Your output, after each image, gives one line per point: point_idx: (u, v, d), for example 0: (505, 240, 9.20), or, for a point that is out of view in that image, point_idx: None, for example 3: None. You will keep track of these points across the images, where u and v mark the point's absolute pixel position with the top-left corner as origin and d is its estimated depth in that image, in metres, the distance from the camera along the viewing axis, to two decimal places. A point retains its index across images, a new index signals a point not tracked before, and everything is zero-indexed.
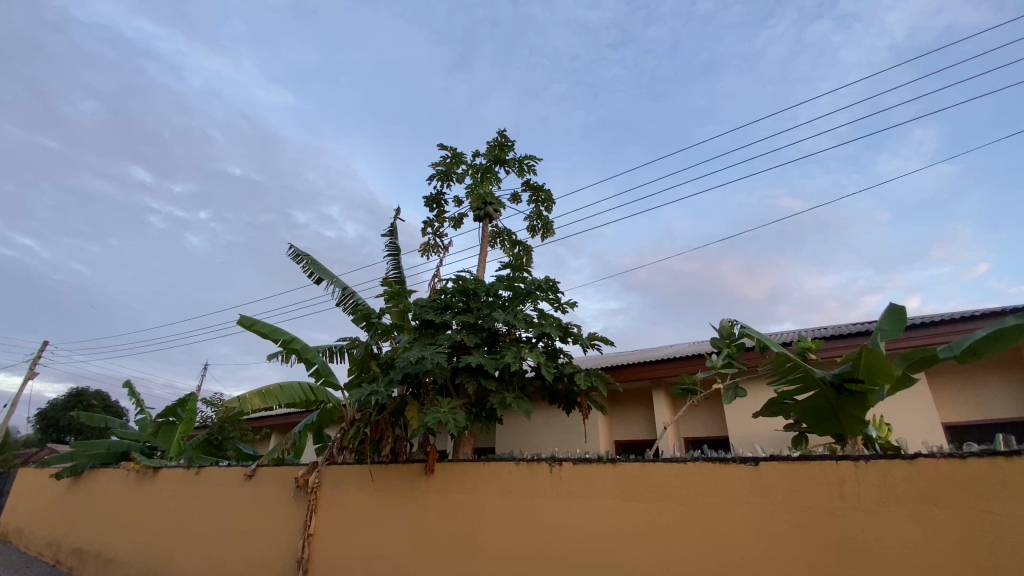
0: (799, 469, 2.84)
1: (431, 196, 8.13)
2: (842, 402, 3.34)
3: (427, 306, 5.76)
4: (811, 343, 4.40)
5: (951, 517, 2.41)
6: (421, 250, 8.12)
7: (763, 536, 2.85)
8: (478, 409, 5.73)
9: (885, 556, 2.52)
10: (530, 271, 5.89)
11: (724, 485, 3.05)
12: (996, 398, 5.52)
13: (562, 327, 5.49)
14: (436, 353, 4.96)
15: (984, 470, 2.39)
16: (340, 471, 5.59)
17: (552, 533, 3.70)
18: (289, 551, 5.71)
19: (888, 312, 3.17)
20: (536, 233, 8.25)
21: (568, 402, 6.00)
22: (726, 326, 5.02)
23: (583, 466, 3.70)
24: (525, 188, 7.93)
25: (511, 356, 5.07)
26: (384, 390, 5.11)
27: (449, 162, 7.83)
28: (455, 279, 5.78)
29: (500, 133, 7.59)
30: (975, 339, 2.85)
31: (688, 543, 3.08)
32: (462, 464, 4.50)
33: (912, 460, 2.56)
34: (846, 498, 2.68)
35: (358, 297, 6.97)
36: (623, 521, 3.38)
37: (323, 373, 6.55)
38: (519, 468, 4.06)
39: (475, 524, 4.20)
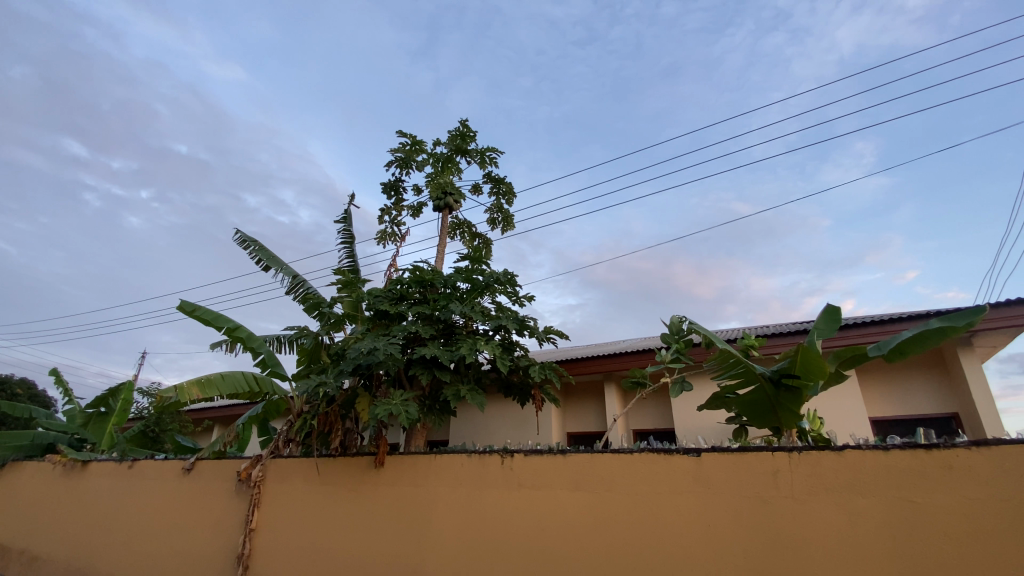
0: (738, 460, 2.97)
1: (389, 183, 7.92)
2: (779, 396, 3.51)
3: (382, 297, 5.63)
4: (754, 340, 4.59)
5: (872, 505, 2.59)
6: (378, 238, 7.91)
7: (703, 523, 2.96)
8: (432, 402, 5.66)
9: (814, 541, 2.66)
10: (488, 264, 5.85)
11: (668, 476, 3.14)
12: (917, 395, 5.97)
13: (518, 320, 5.50)
14: (389, 345, 4.85)
15: (905, 461, 2.57)
16: (286, 464, 5.39)
17: (502, 525, 3.70)
18: (231, 547, 5.47)
19: (825, 312, 3.34)
20: (496, 226, 8.20)
21: (522, 394, 6.01)
22: (676, 322, 5.16)
23: (534, 457, 3.72)
24: (486, 180, 7.86)
25: (467, 348, 5.03)
26: (333, 381, 4.95)
27: (408, 149, 7.65)
28: (411, 270, 5.66)
29: (462, 122, 7.49)
30: (902, 340, 3.06)
31: (633, 531, 3.16)
32: (413, 456, 4.42)
33: (841, 451, 2.72)
34: (780, 487, 2.81)
35: (309, 285, 6.73)
36: (571, 511, 3.42)
37: (270, 363, 6.28)
38: (471, 460, 4.03)
39: (425, 517, 4.15)
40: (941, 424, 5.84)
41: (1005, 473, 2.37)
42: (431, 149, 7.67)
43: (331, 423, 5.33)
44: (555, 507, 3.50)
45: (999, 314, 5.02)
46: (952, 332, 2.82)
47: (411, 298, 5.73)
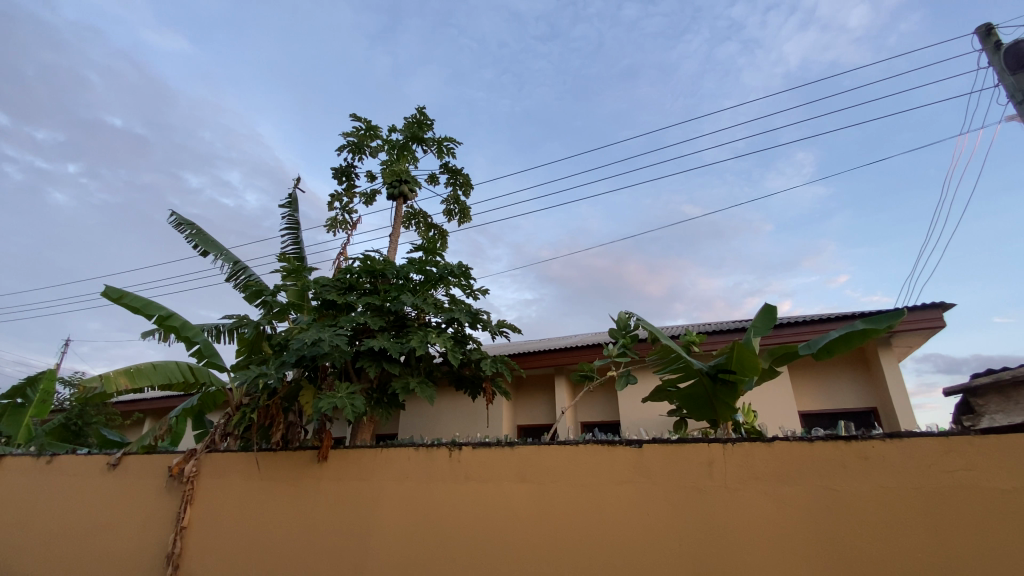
0: (676, 451, 3.07)
1: (340, 168, 7.64)
2: (716, 390, 3.66)
3: (329, 286, 5.43)
4: (695, 336, 4.74)
5: (797, 493, 2.74)
6: (327, 225, 7.63)
7: (644, 513, 3.03)
8: (379, 395, 5.51)
9: (744, 528, 2.79)
10: (443, 255, 5.76)
11: (611, 468, 3.21)
12: (841, 390, 6.41)
13: (471, 313, 5.44)
14: (335, 336, 4.70)
15: (827, 452, 2.74)
16: (221, 459, 5.13)
17: (447, 518, 3.67)
18: (160, 546, 5.16)
19: (763, 311, 3.51)
20: (452, 217, 8.10)
21: (473, 387, 5.98)
22: (624, 317, 5.29)
23: (482, 450, 3.70)
24: (443, 169, 7.72)
25: (417, 341, 4.94)
26: (275, 372, 4.74)
27: (362, 134, 7.40)
28: (361, 258, 5.49)
29: (419, 109, 7.32)
30: (830, 339, 3.25)
31: (576, 521, 3.21)
32: (358, 450, 4.31)
33: (770, 442, 2.86)
34: (715, 477, 2.94)
35: (251, 272, 6.41)
36: (517, 504, 3.44)
37: (206, 354, 5.94)
38: (419, 454, 3.97)
39: (369, 513, 4.05)
40: (862, 417, 6.28)
41: (915, 463, 2.57)
42: (386, 135, 7.46)
43: (272, 416, 5.11)
44: (502, 499, 3.50)
45: (915, 316, 5.45)
46: (874, 333, 3.03)
47: (361, 288, 5.56)
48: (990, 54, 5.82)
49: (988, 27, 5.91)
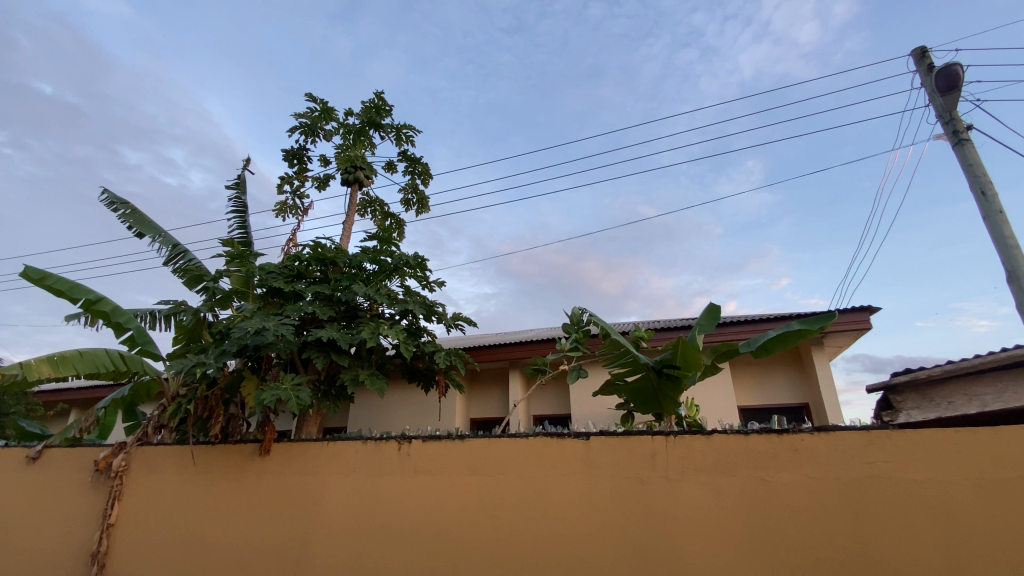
0: (622, 444, 3.14)
1: (291, 150, 7.33)
2: (662, 384, 3.79)
3: (276, 273, 5.20)
4: (644, 332, 4.86)
5: (733, 483, 2.87)
6: (277, 210, 7.31)
7: (591, 505, 3.09)
8: (327, 387, 5.33)
9: (684, 517, 2.90)
10: (398, 245, 5.63)
11: (559, 460, 3.25)
12: (776, 387, 6.77)
13: (426, 305, 5.35)
14: (280, 325, 4.51)
15: (761, 444, 2.89)
16: (154, 452, 4.83)
17: (395, 512, 3.61)
18: (85, 544, 4.81)
19: (707, 310, 3.66)
20: (410, 207, 7.94)
21: (426, 380, 5.90)
22: (577, 313, 5.37)
23: (433, 443, 3.66)
24: (401, 157, 7.54)
25: (368, 332, 4.81)
26: (214, 362, 4.49)
27: (316, 116, 7.12)
28: (310, 245, 5.29)
29: (377, 94, 7.11)
30: (768, 338, 3.41)
31: (524, 514, 3.23)
32: (303, 443, 4.16)
33: (710, 436, 2.98)
34: (657, 467, 3.03)
35: (192, 256, 6.05)
36: (466, 497, 3.42)
37: (140, 341, 5.57)
38: (367, 447, 3.88)
39: (312, 508, 3.93)
40: (794, 412, 6.65)
41: (840, 455, 2.74)
42: (341, 118, 7.20)
43: (211, 408, 4.85)
44: (451, 492, 3.48)
45: (845, 318, 5.82)
46: (808, 334, 3.22)
47: (310, 276, 5.36)
48: (923, 75, 6.26)
49: (921, 50, 6.36)
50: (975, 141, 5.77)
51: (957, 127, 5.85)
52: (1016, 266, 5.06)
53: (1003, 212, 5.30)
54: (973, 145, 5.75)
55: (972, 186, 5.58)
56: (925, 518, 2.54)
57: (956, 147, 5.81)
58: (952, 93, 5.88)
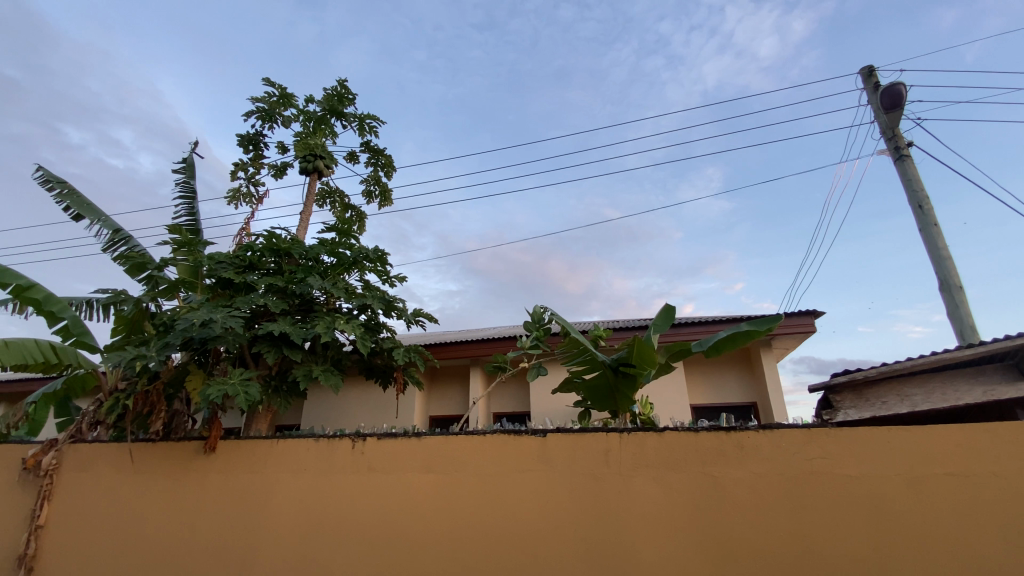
0: (577, 441, 3.17)
1: (246, 136, 7.03)
2: (618, 382, 3.86)
3: (226, 263, 4.95)
4: (603, 331, 4.93)
5: (683, 478, 2.94)
6: (229, 197, 7.00)
7: (545, 502, 3.11)
8: (278, 382, 5.13)
9: (636, 513, 2.95)
10: (357, 238, 5.48)
11: (516, 457, 3.25)
12: (726, 386, 7.01)
13: (385, 300, 5.23)
14: (229, 318, 4.30)
15: (710, 440, 2.97)
16: (89, 449, 4.53)
17: (347, 511, 3.52)
18: (8, 549, 4.47)
19: (663, 310, 3.75)
20: (372, 199, 7.76)
21: (384, 377, 5.79)
22: (538, 311, 5.41)
23: (388, 441, 3.58)
24: (363, 148, 7.35)
25: (323, 327, 4.66)
26: (156, 355, 4.24)
27: (273, 101, 6.85)
28: (263, 234, 5.09)
29: (339, 81, 6.91)
30: (719, 339, 3.52)
31: (479, 511, 3.21)
32: (252, 441, 3.99)
33: (662, 432, 3.05)
34: (611, 464, 3.08)
35: (135, 242, 5.71)
36: (421, 495, 3.37)
37: (75, 331, 5.22)
38: (319, 445, 3.76)
39: (260, 508, 3.78)
40: (742, 411, 6.91)
41: (782, 451, 2.86)
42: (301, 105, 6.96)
43: (152, 403, 4.59)
44: (406, 490, 3.42)
45: (792, 321, 6.08)
46: (756, 334, 3.34)
47: (263, 267, 5.16)
48: (870, 93, 6.61)
49: (869, 69, 6.70)
50: (914, 158, 6.13)
51: (899, 144, 6.21)
52: (948, 275, 5.42)
53: (937, 225, 5.67)
54: (912, 161, 6.11)
55: (910, 200, 5.94)
56: (859, 512, 2.68)
57: (897, 163, 6.17)
58: (895, 111, 6.23)
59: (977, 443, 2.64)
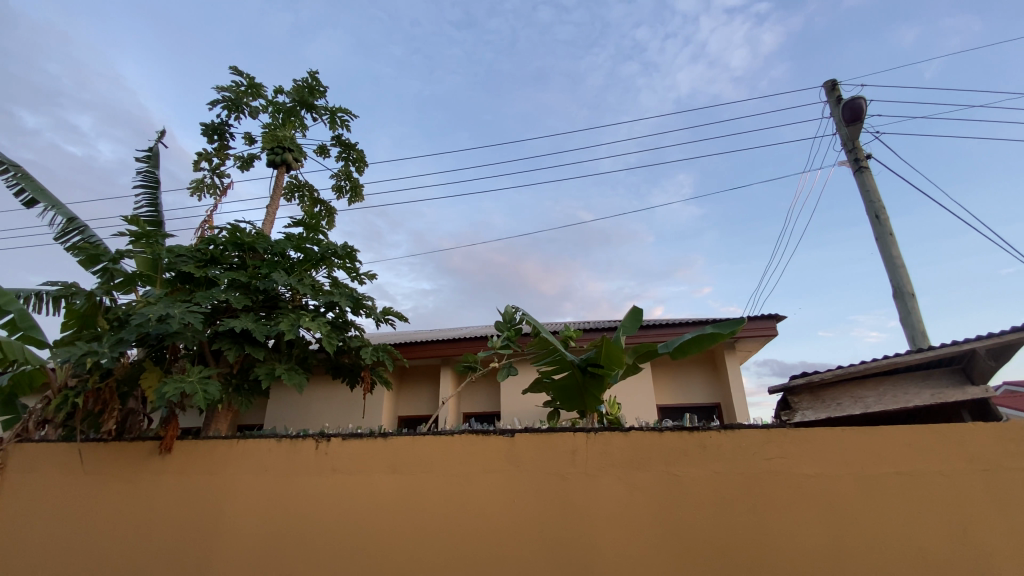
0: (545, 441, 3.18)
1: (212, 125, 6.80)
2: (586, 382, 3.90)
3: (187, 257, 4.78)
4: (573, 331, 4.97)
5: (647, 478, 2.99)
6: (192, 188, 6.76)
7: (512, 502, 3.10)
8: (239, 381, 4.97)
9: (602, 513, 2.98)
10: (325, 233, 5.36)
11: (483, 457, 3.24)
12: (691, 387, 7.16)
13: (353, 298, 5.14)
14: (188, 313, 4.14)
15: (673, 440, 3.03)
16: (33, 450, 4.28)
17: (309, 513, 3.44)
18: None
19: (631, 312, 3.80)
20: (343, 194, 7.62)
21: (351, 376, 5.69)
22: (510, 311, 5.40)
23: (353, 441, 3.52)
24: (334, 142, 7.20)
25: (287, 324, 4.53)
26: (108, 351, 4.05)
27: (241, 90, 6.65)
28: (226, 227, 4.92)
29: (310, 73, 6.75)
30: (685, 340, 3.58)
31: (445, 512, 3.18)
32: (210, 442, 3.85)
33: (627, 432, 3.09)
34: (577, 464, 3.09)
35: (91, 232, 5.45)
36: (387, 497, 3.32)
37: (22, 325, 4.94)
38: (281, 446, 3.66)
39: (218, 509, 3.66)
40: (705, 411, 7.08)
41: (742, 451, 2.93)
42: (270, 95, 6.77)
43: (104, 401, 4.39)
44: (370, 491, 3.36)
45: (754, 325, 6.25)
46: (720, 337, 3.42)
47: (226, 262, 5.00)
48: (832, 106, 6.86)
49: (832, 83, 6.95)
50: (871, 169, 6.39)
51: (858, 156, 6.46)
52: (901, 282, 5.67)
53: (892, 235, 5.93)
54: (870, 173, 6.37)
55: (868, 210, 6.20)
56: (813, 509, 2.77)
57: (856, 174, 6.42)
58: (855, 124, 6.48)
59: (924, 443, 2.76)
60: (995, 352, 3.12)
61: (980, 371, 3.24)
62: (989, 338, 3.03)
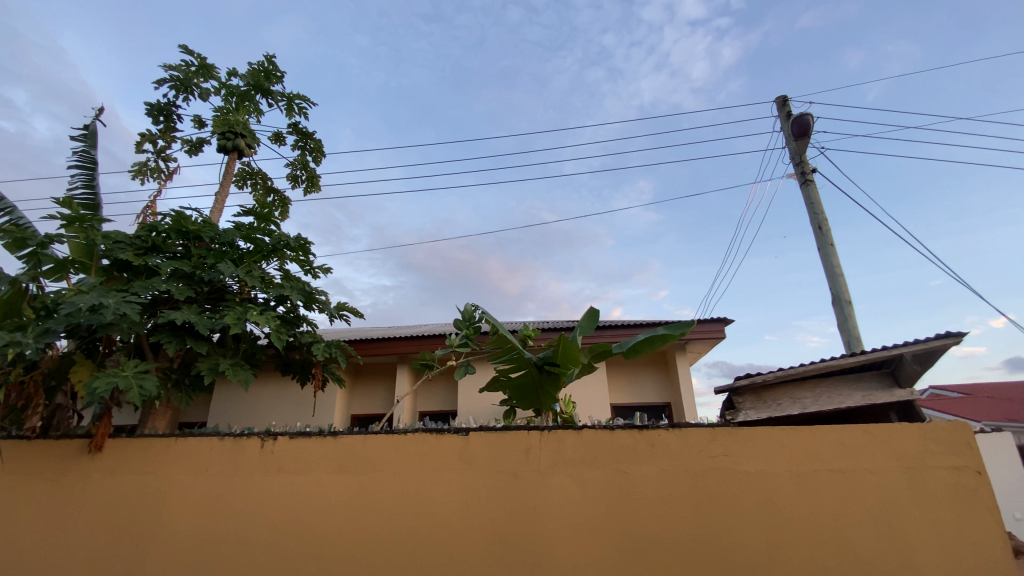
0: (499, 439, 3.19)
1: (157, 105, 6.42)
2: (542, 380, 3.93)
3: (125, 243, 4.49)
4: (531, 330, 5.00)
5: (598, 475, 3.04)
6: (134, 171, 6.36)
7: (465, 501, 3.09)
8: (180, 376, 4.73)
9: (552, 510, 3.01)
10: (277, 224, 5.16)
11: (436, 455, 3.21)
12: (642, 387, 7.35)
13: (306, 292, 4.97)
14: (124, 303, 3.89)
15: (624, 439, 3.09)
16: None
17: (252, 515, 3.30)
18: None
19: (588, 312, 3.86)
20: (299, 184, 7.37)
21: (302, 373, 5.52)
22: (469, 309, 5.37)
23: (300, 440, 3.41)
24: (291, 130, 6.95)
25: (232, 317, 4.32)
26: (32, 342, 3.75)
27: (190, 71, 6.31)
28: (170, 214, 4.66)
29: (267, 56, 6.49)
30: (638, 341, 3.67)
31: (396, 510, 3.13)
32: (145, 440, 3.63)
33: (580, 430, 3.13)
34: (530, 462, 3.11)
35: (18, 214, 5.04)
36: (336, 496, 3.23)
37: None
38: (223, 445, 3.50)
39: (152, 512, 3.46)
40: (655, 411, 7.28)
41: (689, 449, 3.03)
42: (222, 78, 6.47)
43: (28, 396, 4.07)
44: (317, 492, 3.27)
45: (703, 328, 6.48)
46: (671, 338, 3.52)
47: (169, 250, 4.73)
48: (783, 121, 7.19)
49: (782, 99, 7.30)
50: (816, 183, 6.75)
51: (804, 169, 6.81)
52: (839, 290, 6.02)
53: (832, 245, 6.28)
54: (815, 186, 6.72)
55: (812, 221, 6.54)
56: (752, 505, 2.90)
57: (802, 186, 6.76)
58: (803, 139, 6.82)
59: (856, 442, 2.94)
60: (920, 358, 3.36)
61: (906, 374, 3.48)
62: (915, 344, 3.26)
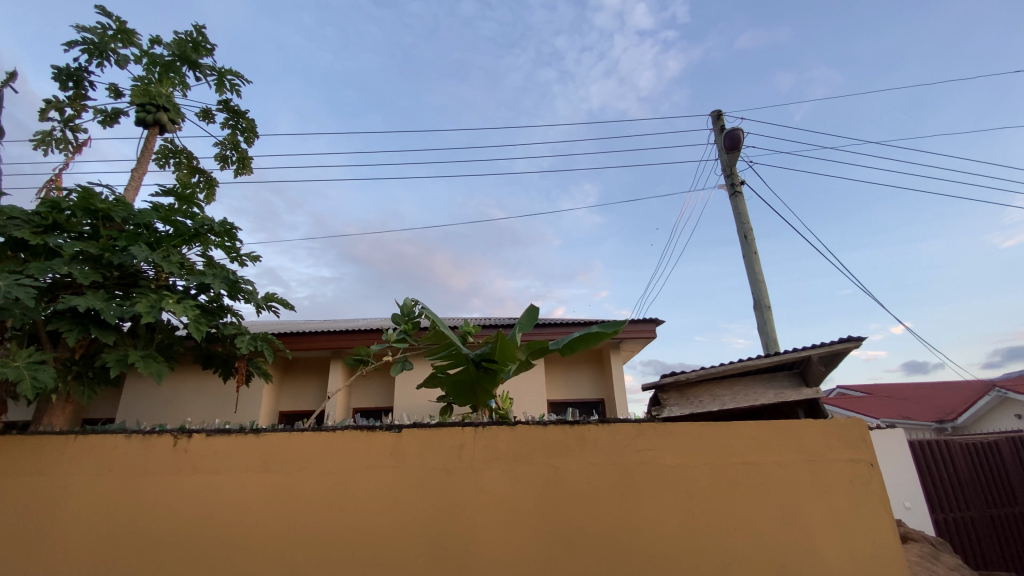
0: (433, 436, 3.16)
1: (65, 69, 5.82)
2: (479, 376, 3.93)
3: (21, 220, 4.05)
4: (472, 327, 4.98)
5: (529, 471, 3.09)
6: (35, 140, 5.74)
7: (395, 498, 3.04)
8: (82, 368, 4.32)
9: (483, 506, 3.02)
10: (201, 206, 4.83)
11: (367, 452, 3.13)
12: (576, 384, 7.54)
13: (230, 281, 4.69)
14: (16, 286, 3.49)
15: (556, 435, 3.16)
16: None
17: (162, 516, 3.09)
18: None
19: (527, 310, 3.90)
20: (228, 165, 6.94)
21: (224, 367, 5.21)
22: (409, 304, 5.26)
23: (218, 437, 3.22)
24: (221, 107, 6.52)
25: (144, 305, 3.99)
26: None
27: (106, 34, 5.76)
28: (76, 190, 4.24)
29: (195, 26, 6.05)
30: (573, 338, 3.75)
31: (322, 508, 3.04)
32: (38, 438, 3.30)
33: (513, 427, 3.17)
34: (463, 458, 3.11)
35: None
36: (257, 495, 3.09)
37: None
38: (131, 443, 3.24)
39: (44, 516, 3.15)
40: (587, 407, 7.49)
41: (617, 444, 3.14)
42: (144, 45, 5.96)
43: None
44: (235, 492, 3.11)
45: (635, 328, 6.74)
46: (604, 336, 3.62)
47: (74, 229, 4.31)
48: (717, 134, 7.59)
49: (717, 113, 7.71)
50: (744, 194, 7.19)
51: (734, 181, 7.22)
52: (760, 296, 6.44)
53: (756, 254, 6.71)
54: (742, 198, 7.15)
55: (738, 231, 6.95)
56: (672, 497, 3.05)
57: (732, 197, 7.17)
58: (734, 153, 7.23)
59: (766, 437, 3.17)
60: (825, 359, 3.65)
61: (813, 374, 3.78)
62: (822, 347, 3.54)
